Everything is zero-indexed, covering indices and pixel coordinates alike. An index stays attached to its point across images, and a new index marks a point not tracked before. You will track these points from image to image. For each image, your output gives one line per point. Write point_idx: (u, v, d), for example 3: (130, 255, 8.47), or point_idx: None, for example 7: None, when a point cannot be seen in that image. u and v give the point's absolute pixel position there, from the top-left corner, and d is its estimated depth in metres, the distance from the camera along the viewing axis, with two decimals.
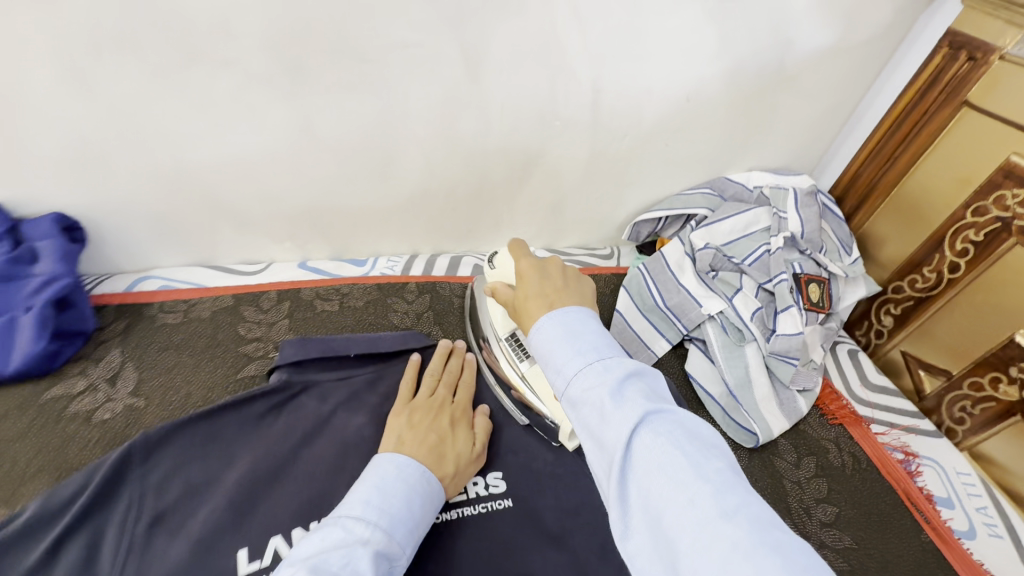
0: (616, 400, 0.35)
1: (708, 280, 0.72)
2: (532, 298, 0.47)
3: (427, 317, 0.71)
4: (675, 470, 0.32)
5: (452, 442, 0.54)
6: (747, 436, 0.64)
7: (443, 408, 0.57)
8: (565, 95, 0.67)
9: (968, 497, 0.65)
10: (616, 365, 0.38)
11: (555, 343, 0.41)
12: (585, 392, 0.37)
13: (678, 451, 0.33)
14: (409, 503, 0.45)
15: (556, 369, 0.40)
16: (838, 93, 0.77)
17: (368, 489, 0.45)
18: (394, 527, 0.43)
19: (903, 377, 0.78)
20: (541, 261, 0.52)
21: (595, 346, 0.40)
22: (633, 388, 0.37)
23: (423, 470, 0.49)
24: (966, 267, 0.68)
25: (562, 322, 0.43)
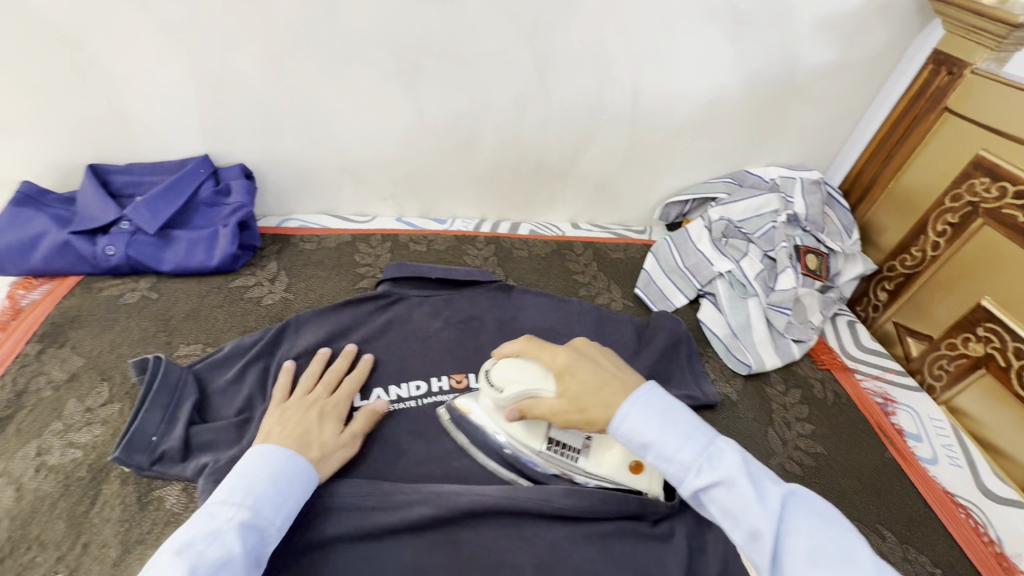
0: (748, 481, 0.43)
1: (721, 246, 0.88)
2: (601, 389, 0.50)
3: (492, 261, 0.91)
4: (825, 561, 0.40)
5: (319, 431, 0.58)
6: (742, 366, 0.79)
7: (316, 402, 0.61)
8: (612, 94, 0.86)
9: (936, 435, 0.76)
10: (728, 450, 0.46)
11: (652, 432, 0.47)
12: (720, 482, 0.44)
13: (808, 519, 0.42)
14: (272, 484, 0.50)
15: (669, 455, 0.46)
16: (844, 101, 0.92)
17: (234, 477, 0.49)
18: (261, 504, 0.48)
19: (895, 345, 0.90)
20: (577, 348, 0.56)
21: (701, 431, 0.47)
22: (761, 475, 0.44)
23: (289, 454, 0.53)
24: (944, 245, 0.81)
25: (649, 407, 0.48)
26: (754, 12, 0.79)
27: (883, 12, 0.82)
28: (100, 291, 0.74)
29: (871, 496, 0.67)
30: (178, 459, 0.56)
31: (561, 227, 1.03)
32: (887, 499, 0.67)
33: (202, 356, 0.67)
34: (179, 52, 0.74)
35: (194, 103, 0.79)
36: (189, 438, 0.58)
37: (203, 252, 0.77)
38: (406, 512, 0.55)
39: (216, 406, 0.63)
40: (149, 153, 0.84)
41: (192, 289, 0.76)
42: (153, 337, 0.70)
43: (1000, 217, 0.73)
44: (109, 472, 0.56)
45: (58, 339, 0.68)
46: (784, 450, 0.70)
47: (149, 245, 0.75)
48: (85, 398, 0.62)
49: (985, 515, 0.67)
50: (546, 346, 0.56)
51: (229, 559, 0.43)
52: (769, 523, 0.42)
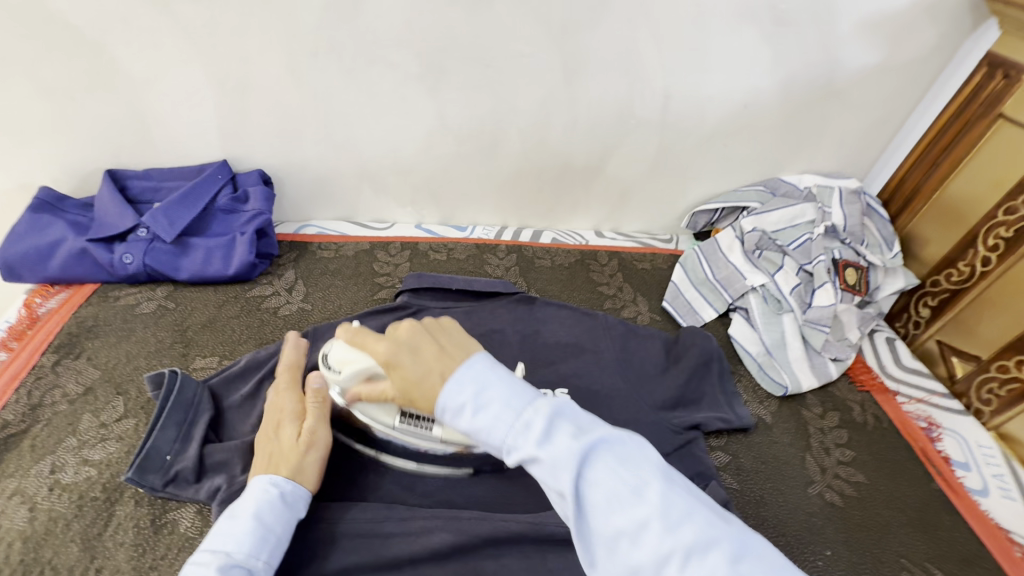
0: (552, 451, 0.38)
1: (754, 258, 0.85)
2: (421, 383, 0.43)
3: (514, 271, 0.88)
4: (624, 505, 0.36)
5: (278, 444, 0.54)
6: (777, 386, 0.75)
7: (270, 413, 0.58)
8: (641, 99, 0.83)
9: (986, 464, 0.71)
10: (538, 415, 0.40)
11: (468, 417, 0.41)
12: (524, 457, 0.39)
13: (620, 480, 0.37)
14: (254, 517, 0.48)
15: (486, 440, 0.40)
16: (886, 106, 0.87)
17: (220, 518, 0.49)
18: (241, 544, 0.46)
19: (938, 364, 0.85)
20: (398, 331, 0.47)
21: (510, 399, 0.41)
22: (561, 429, 0.39)
23: (261, 481, 0.51)
24: (996, 261, 0.77)
25: (467, 385, 0.42)
26: (795, 13, 0.75)
27: (934, 13, 0.77)
28: (116, 300, 0.73)
29: (918, 531, 0.63)
30: (191, 481, 0.55)
31: (584, 235, 1.00)
32: (935, 534, 0.63)
33: (218, 370, 0.65)
34: (198, 56, 0.72)
35: (212, 108, 0.77)
36: (203, 457, 0.56)
37: (220, 260, 0.75)
38: (427, 541, 0.52)
39: (231, 423, 0.61)
40: (166, 158, 0.82)
41: (209, 299, 0.75)
42: (169, 348, 0.68)
43: None
44: (123, 492, 0.55)
45: (73, 350, 0.67)
46: (823, 479, 0.67)
47: (166, 253, 0.74)
48: (100, 412, 0.60)
49: None
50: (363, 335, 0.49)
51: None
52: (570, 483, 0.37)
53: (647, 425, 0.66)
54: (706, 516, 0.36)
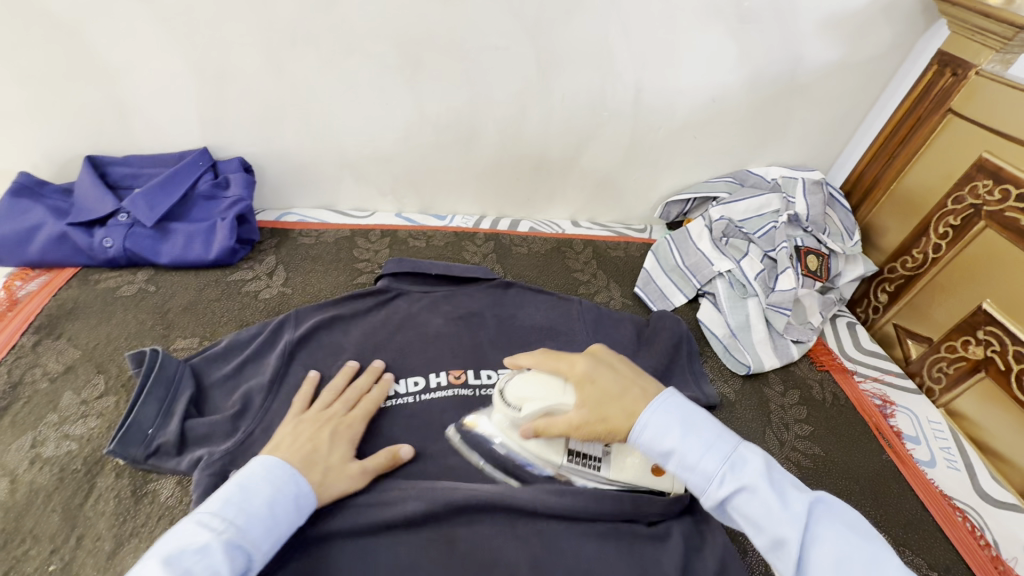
0: (772, 492, 0.44)
1: (722, 245, 0.88)
2: (623, 397, 0.51)
3: (490, 258, 0.90)
4: (853, 559, 0.41)
5: (327, 451, 0.56)
6: (741, 366, 0.79)
7: (331, 420, 0.59)
8: (614, 92, 0.86)
9: (934, 438, 0.76)
10: (753, 455, 0.46)
11: (676, 435, 0.47)
12: (741, 489, 0.44)
13: (837, 534, 0.42)
14: (270, 504, 0.48)
15: (698, 469, 0.46)
16: (847, 101, 0.91)
17: (232, 487, 0.48)
18: (252, 525, 0.46)
19: (895, 347, 0.90)
20: (594, 357, 0.56)
21: (720, 437, 0.47)
22: (781, 482, 0.45)
23: (293, 472, 0.51)
24: (946, 247, 0.81)
25: (674, 413, 0.49)
26: (758, 10, 0.79)
27: (889, 12, 0.81)
28: (96, 283, 0.74)
29: (866, 497, 0.67)
30: (173, 453, 0.56)
31: (561, 225, 1.03)
32: (882, 501, 0.67)
33: (198, 351, 0.67)
34: (179, 44, 0.74)
35: (192, 95, 0.79)
36: (185, 431, 0.57)
37: (201, 244, 0.77)
38: (400, 509, 0.55)
39: (213, 400, 0.62)
40: (145, 145, 0.83)
41: (189, 283, 0.76)
42: (149, 329, 0.70)
43: (1003, 220, 0.73)
44: (105, 464, 0.56)
45: (53, 331, 0.68)
46: (781, 451, 0.70)
47: (146, 237, 0.75)
48: (81, 390, 0.62)
49: (982, 519, 0.67)
50: (559, 356, 0.57)
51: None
52: (792, 527, 0.42)
53: None
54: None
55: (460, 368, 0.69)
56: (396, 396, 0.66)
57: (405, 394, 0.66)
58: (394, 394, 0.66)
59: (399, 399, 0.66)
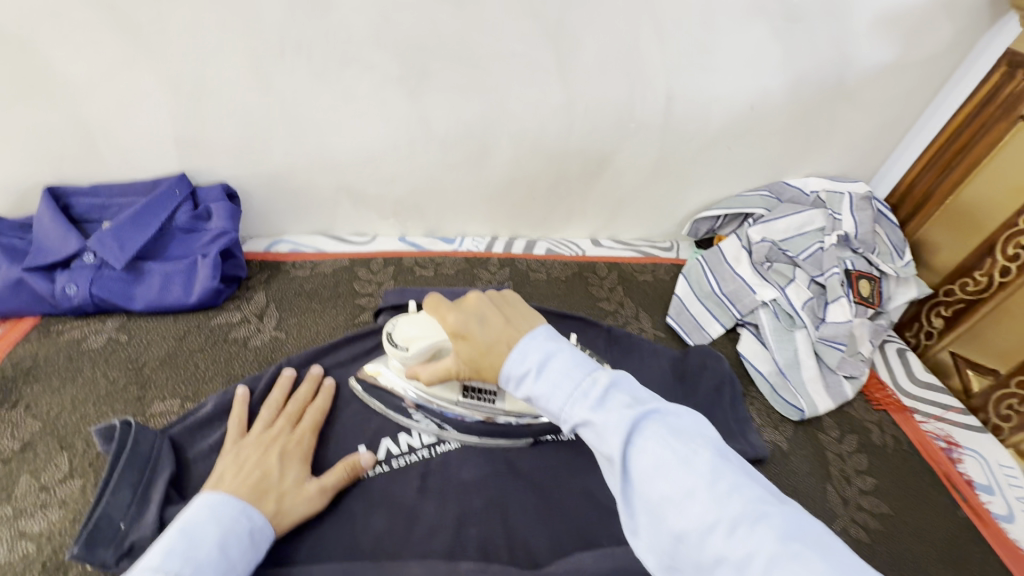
0: (603, 413, 0.38)
1: (763, 271, 0.79)
2: (490, 351, 0.46)
3: (507, 286, 0.81)
4: (672, 472, 0.35)
5: (279, 475, 0.52)
6: (793, 410, 0.70)
7: (277, 440, 0.55)
8: (642, 100, 0.77)
9: (1009, 487, 0.68)
10: (597, 381, 0.41)
11: (527, 377, 0.43)
12: (577, 420, 0.39)
13: (669, 451, 0.36)
14: (223, 549, 0.43)
15: (545, 404, 0.42)
16: (896, 106, 0.82)
17: (172, 536, 0.42)
18: (203, 574, 0.40)
19: (951, 377, 0.82)
20: (471, 306, 0.50)
21: (571, 369, 0.42)
22: (616, 398, 0.39)
23: (241, 507, 0.47)
24: (1017, 271, 0.73)
25: (529, 355, 0.44)
26: (807, 7, 0.70)
27: (951, 8, 0.72)
28: (61, 335, 0.65)
29: (945, 565, 0.59)
30: (148, 554, 0.47)
31: (580, 245, 0.94)
32: (963, 569, 0.59)
33: (179, 417, 0.58)
34: (147, 57, 0.64)
35: (166, 114, 0.69)
36: (164, 524, 0.49)
37: (181, 286, 0.67)
38: None
39: (197, 480, 0.53)
40: (115, 171, 0.74)
41: (168, 332, 0.67)
42: (122, 390, 0.60)
43: None
44: (69, 570, 0.47)
45: (11, 396, 0.59)
46: (845, 511, 0.62)
47: (117, 280, 0.66)
48: (41, 472, 0.53)
49: None
50: (435, 306, 0.52)
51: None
52: (617, 445, 0.37)
53: None
54: (756, 492, 0.35)
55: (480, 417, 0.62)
56: (410, 452, 0.59)
57: (420, 449, 0.60)
58: (408, 448, 0.60)
59: (414, 454, 0.59)
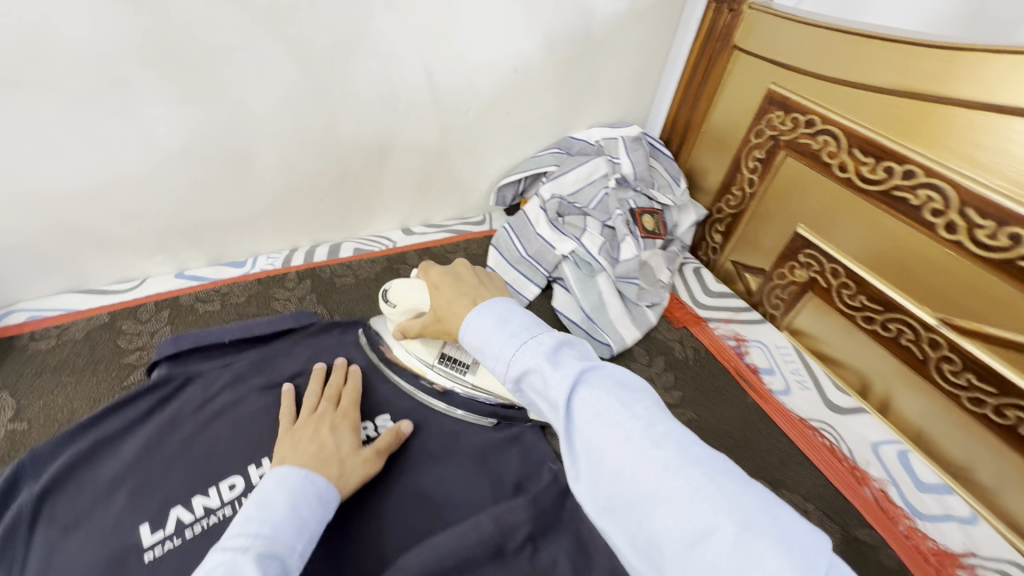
0: (554, 365, 0.41)
1: (558, 224, 0.83)
2: (453, 303, 0.52)
3: (309, 299, 0.76)
4: (611, 416, 0.38)
5: (337, 446, 0.53)
6: (604, 349, 0.75)
7: (324, 418, 0.56)
8: (402, 80, 0.74)
9: (785, 364, 0.80)
10: (546, 338, 0.44)
11: (487, 333, 0.47)
12: (527, 369, 0.43)
13: (614, 400, 0.39)
14: (292, 507, 0.44)
15: (496, 355, 0.45)
16: (644, 51, 0.89)
17: (248, 506, 0.44)
18: (278, 531, 0.42)
19: (736, 282, 0.93)
20: (451, 266, 0.57)
21: (528, 328, 0.46)
22: (567, 354, 0.43)
23: (306, 473, 0.48)
24: (758, 181, 0.84)
25: (491, 315, 0.48)
26: None
27: None
28: None
29: (741, 447, 0.68)
30: None
31: (391, 238, 0.91)
32: (756, 447, 0.69)
33: None
34: None
35: None
36: None
37: None
38: None
39: None
40: None
41: None
42: None
43: (798, 147, 0.76)
44: None
45: None
46: None
47: None
48: None
49: (837, 432, 0.72)
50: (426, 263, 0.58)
51: None
52: (562, 392, 0.40)
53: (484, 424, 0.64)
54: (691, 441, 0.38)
55: None
56: (208, 514, 0.51)
57: (221, 506, 0.52)
58: (205, 510, 0.52)
59: (211, 516, 0.51)
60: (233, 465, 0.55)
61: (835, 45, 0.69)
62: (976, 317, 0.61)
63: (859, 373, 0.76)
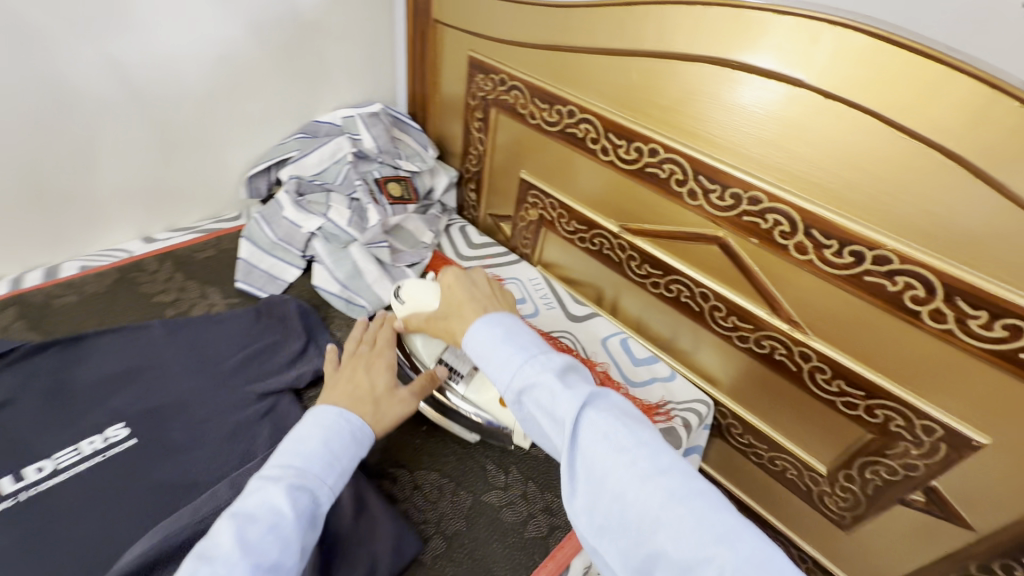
0: (563, 382, 0.45)
1: (303, 204, 0.85)
2: (469, 305, 0.56)
3: (17, 326, 0.69)
4: (618, 442, 0.41)
5: (374, 387, 0.58)
6: (362, 311, 0.80)
7: (359, 359, 0.61)
8: (79, 75, 0.70)
9: (535, 291, 0.92)
10: (556, 356, 0.48)
11: (493, 344, 0.50)
12: (533, 382, 0.46)
13: (621, 426, 0.42)
14: (325, 443, 0.50)
15: (501, 366, 0.48)
16: (366, 30, 0.94)
17: (288, 440, 0.50)
18: (311, 463, 0.48)
19: (496, 233, 1.03)
20: (467, 273, 0.60)
21: (534, 343, 0.49)
22: (577, 376, 0.46)
23: (340, 412, 0.53)
24: (485, 138, 0.94)
25: (496, 328, 0.52)
26: None
27: None
28: None
29: None
30: None
31: (129, 248, 0.85)
32: None
33: None
34: None
35: None
36: None
37: None
38: None
39: None
40: None
41: None
42: None
43: (501, 104, 0.88)
44: None
45: None
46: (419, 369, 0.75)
47: None
48: None
49: (574, 336, 0.86)
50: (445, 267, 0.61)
51: (279, 519, 0.43)
52: (572, 409, 0.43)
53: (234, 408, 0.65)
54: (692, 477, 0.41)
55: None
56: None
57: None
58: None
59: None
60: None
61: (505, 12, 0.80)
62: (636, 219, 0.78)
63: (591, 285, 0.92)
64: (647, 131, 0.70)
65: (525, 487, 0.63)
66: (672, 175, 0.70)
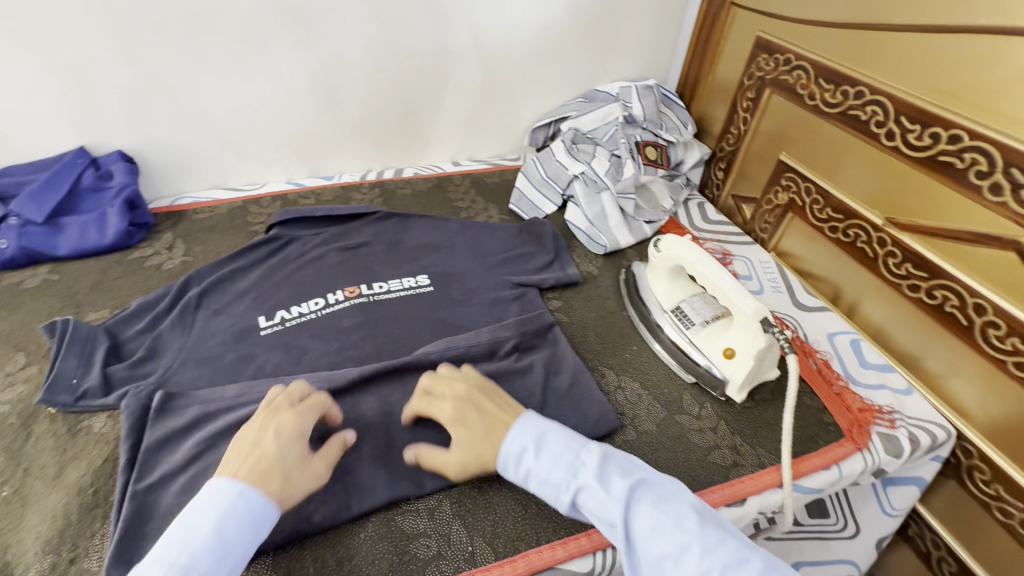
0: (603, 483, 0.49)
1: (573, 152, 1.02)
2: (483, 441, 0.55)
3: (377, 200, 1.01)
4: (665, 533, 0.45)
5: (281, 463, 0.50)
6: (600, 247, 0.94)
7: (272, 419, 0.54)
8: (453, 35, 0.97)
9: (764, 274, 0.93)
10: (592, 455, 0.52)
11: (531, 452, 0.53)
12: (578, 488, 0.50)
13: (665, 513, 0.47)
14: (215, 533, 0.44)
15: (546, 477, 0.52)
16: (660, 13, 1.06)
17: (173, 527, 0.45)
18: (196, 561, 0.42)
19: (734, 215, 1.05)
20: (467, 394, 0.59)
21: (565, 446, 0.53)
22: (612, 471, 0.50)
23: (239, 489, 0.47)
24: (751, 118, 0.97)
25: (526, 437, 0.54)
26: None
27: None
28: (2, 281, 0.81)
29: None
30: (98, 394, 0.66)
31: (442, 166, 1.13)
32: None
33: (111, 316, 0.76)
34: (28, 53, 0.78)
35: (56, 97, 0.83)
36: (108, 376, 0.68)
37: (96, 230, 0.85)
38: None
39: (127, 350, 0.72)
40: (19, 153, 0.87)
41: (90, 268, 0.84)
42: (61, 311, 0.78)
43: (780, 84, 0.90)
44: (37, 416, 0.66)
45: None
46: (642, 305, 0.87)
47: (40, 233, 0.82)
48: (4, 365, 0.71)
49: (797, 321, 0.85)
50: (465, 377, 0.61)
51: None
52: (618, 512, 0.47)
53: (496, 287, 0.84)
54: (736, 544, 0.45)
55: (355, 285, 0.81)
56: (299, 313, 0.76)
57: (307, 313, 0.76)
58: (298, 313, 0.76)
59: (302, 314, 0.76)
60: (317, 289, 0.80)
61: None
62: (909, 213, 0.72)
63: (831, 283, 0.87)
64: (953, 115, 0.65)
65: (715, 422, 0.69)
66: (973, 165, 0.64)
